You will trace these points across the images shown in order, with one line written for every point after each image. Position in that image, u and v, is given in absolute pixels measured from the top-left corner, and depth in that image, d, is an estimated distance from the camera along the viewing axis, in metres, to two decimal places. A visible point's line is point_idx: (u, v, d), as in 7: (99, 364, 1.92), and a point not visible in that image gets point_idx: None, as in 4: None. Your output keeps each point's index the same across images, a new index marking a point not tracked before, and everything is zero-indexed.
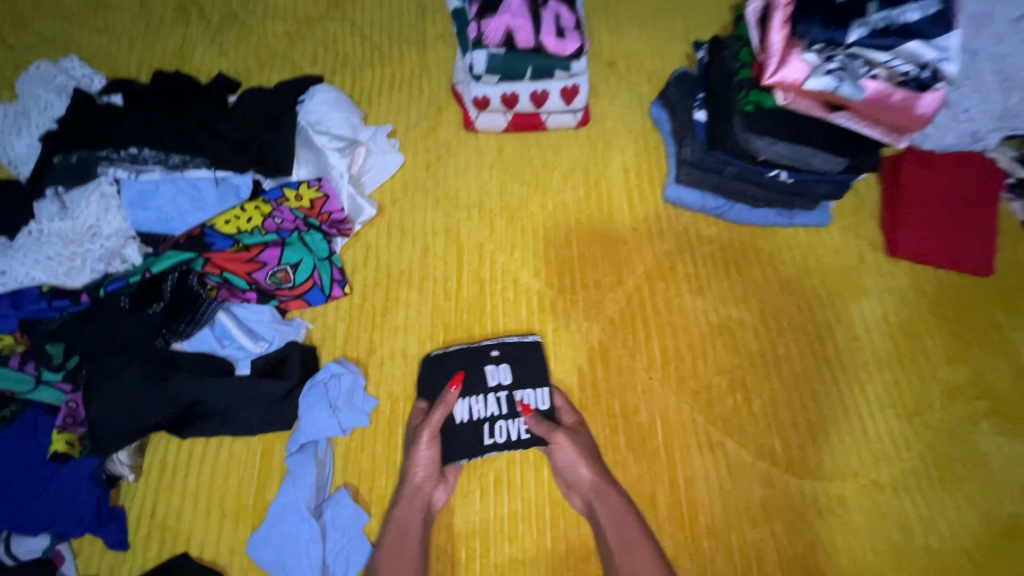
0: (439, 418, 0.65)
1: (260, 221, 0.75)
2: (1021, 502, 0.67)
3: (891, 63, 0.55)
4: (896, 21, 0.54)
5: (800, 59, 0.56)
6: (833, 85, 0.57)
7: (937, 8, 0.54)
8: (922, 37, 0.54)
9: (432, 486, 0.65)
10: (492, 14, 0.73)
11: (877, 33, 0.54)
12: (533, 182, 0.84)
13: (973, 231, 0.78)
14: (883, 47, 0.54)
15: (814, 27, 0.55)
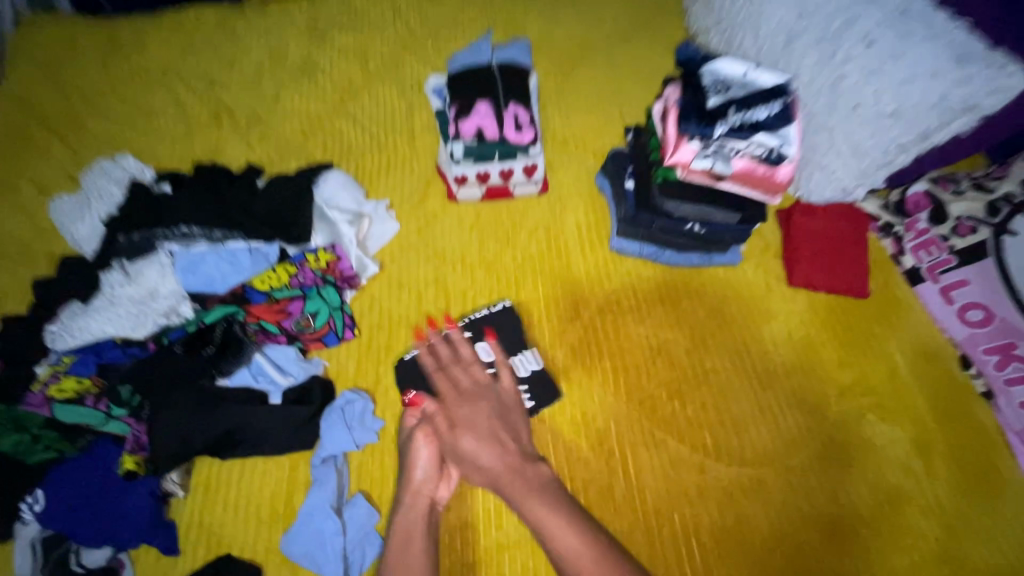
0: (434, 418, 0.80)
1: (287, 279, 0.93)
2: (903, 475, 0.83)
3: (750, 148, 0.78)
4: (748, 120, 0.78)
5: (687, 146, 0.78)
6: (711, 165, 0.79)
7: (778, 109, 0.79)
8: (768, 130, 0.78)
9: (433, 486, 0.78)
10: (466, 116, 0.96)
11: (736, 129, 0.77)
12: (505, 240, 1.05)
13: (846, 263, 1.00)
14: (742, 137, 0.77)
15: (691, 125, 0.77)
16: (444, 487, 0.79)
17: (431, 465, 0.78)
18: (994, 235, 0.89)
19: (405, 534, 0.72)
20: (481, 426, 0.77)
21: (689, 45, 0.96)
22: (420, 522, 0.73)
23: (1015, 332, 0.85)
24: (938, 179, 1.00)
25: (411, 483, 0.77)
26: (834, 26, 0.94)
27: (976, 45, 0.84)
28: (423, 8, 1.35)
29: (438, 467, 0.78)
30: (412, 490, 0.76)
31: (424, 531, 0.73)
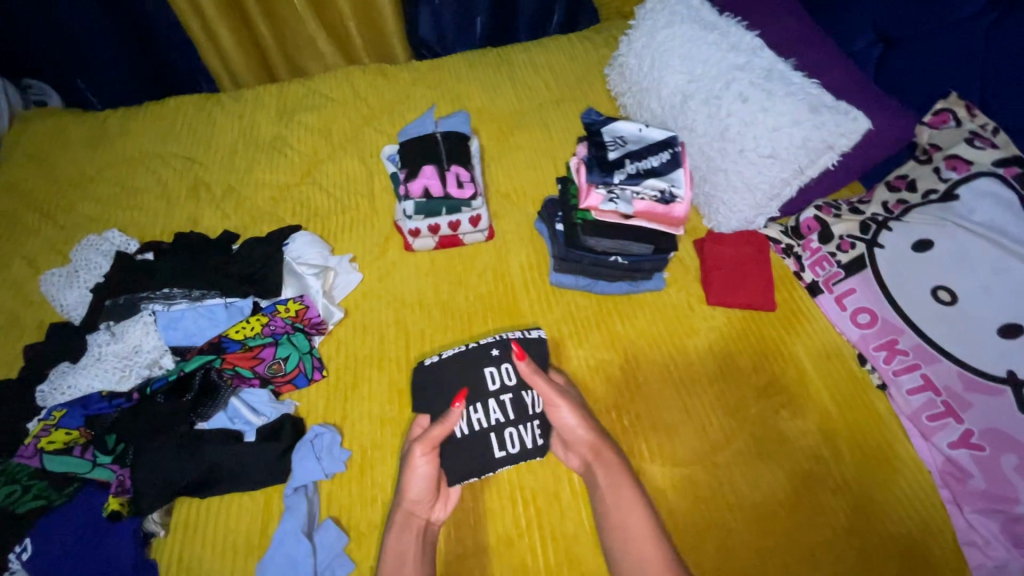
0: (433, 437, 0.89)
1: (260, 328, 1.04)
2: (813, 461, 0.95)
3: (646, 191, 0.95)
4: (644, 169, 0.96)
5: (596, 192, 0.96)
6: (616, 207, 0.95)
7: (667, 158, 0.98)
8: (659, 176, 0.96)
9: (428, 509, 0.89)
10: (415, 177, 1.12)
11: (633, 176, 0.96)
12: (457, 282, 1.18)
13: (754, 282, 1.15)
14: (638, 183, 0.95)
15: (598, 175, 0.95)
16: (440, 507, 0.90)
17: (427, 482, 0.88)
18: (868, 249, 1.06)
19: (398, 557, 0.82)
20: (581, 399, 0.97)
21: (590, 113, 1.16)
22: (412, 542, 0.84)
23: (895, 329, 1.00)
24: (823, 206, 1.16)
25: (403, 508, 0.87)
26: (716, 88, 1.14)
27: (825, 98, 1.05)
28: (379, 88, 1.55)
29: (431, 489, 0.89)
30: (405, 512, 0.87)
31: (416, 554, 0.84)
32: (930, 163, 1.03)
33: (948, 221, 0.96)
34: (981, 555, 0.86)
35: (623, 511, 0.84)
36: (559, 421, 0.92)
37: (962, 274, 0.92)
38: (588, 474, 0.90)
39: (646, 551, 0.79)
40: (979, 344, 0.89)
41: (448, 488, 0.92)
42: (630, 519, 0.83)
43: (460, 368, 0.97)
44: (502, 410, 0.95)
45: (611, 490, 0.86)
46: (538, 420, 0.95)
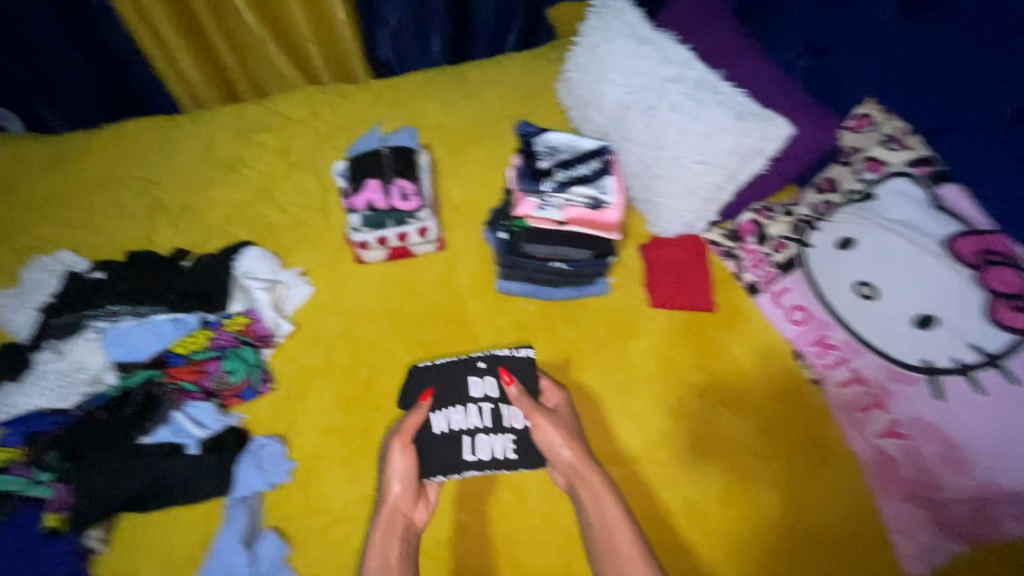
0: (407, 431, 0.95)
1: (205, 342, 1.06)
2: (747, 457, 0.99)
3: (573, 199, 1.04)
4: (572, 177, 1.05)
5: (528, 201, 1.05)
6: (546, 213, 1.05)
7: (596, 166, 1.06)
8: (586, 184, 1.05)
9: (411, 507, 0.91)
10: (358, 192, 1.16)
11: (561, 185, 1.04)
12: (407, 293, 1.21)
13: (692, 284, 1.19)
14: (566, 191, 1.04)
15: (527, 185, 1.05)
16: (422, 510, 0.93)
17: (406, 480, 0.92)
18: (800, 248, 1.10)
19: (382, 560, 0.85)
20: (571, 420, 0.97)
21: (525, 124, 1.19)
22: (394, 544, 0.88)
23: (826, 325, 1.03)
24: (760, 209, 1.20)
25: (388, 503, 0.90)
26: (652, 98, 1.19)
27: (751, 107, 1.10)
28: (336, 105, 1.58)
29: (411, 489, 0.91)
30: (391, 509, 0.90)
31: (398, 554, 0.87)
32: (851, 164, 1.07)
33: (866, 219, 1.00)
34: (909, 542, 0.89)
35: (607, 531, 0.85)
36: (543, 440, 0.94)
37: (881, 268, 0.96)
38: (572, 490, 0.91)
39: (629, 565, 0.82)
40: (900, 336, 0.92)
41: (426, 489, 0.95)
42: (614, 535, 0.85)
43: (444, 377, 1.02)
44: (479, 416, 0.99)
45: (594, 507, 0.88)
46: (513, 433, 0.98)
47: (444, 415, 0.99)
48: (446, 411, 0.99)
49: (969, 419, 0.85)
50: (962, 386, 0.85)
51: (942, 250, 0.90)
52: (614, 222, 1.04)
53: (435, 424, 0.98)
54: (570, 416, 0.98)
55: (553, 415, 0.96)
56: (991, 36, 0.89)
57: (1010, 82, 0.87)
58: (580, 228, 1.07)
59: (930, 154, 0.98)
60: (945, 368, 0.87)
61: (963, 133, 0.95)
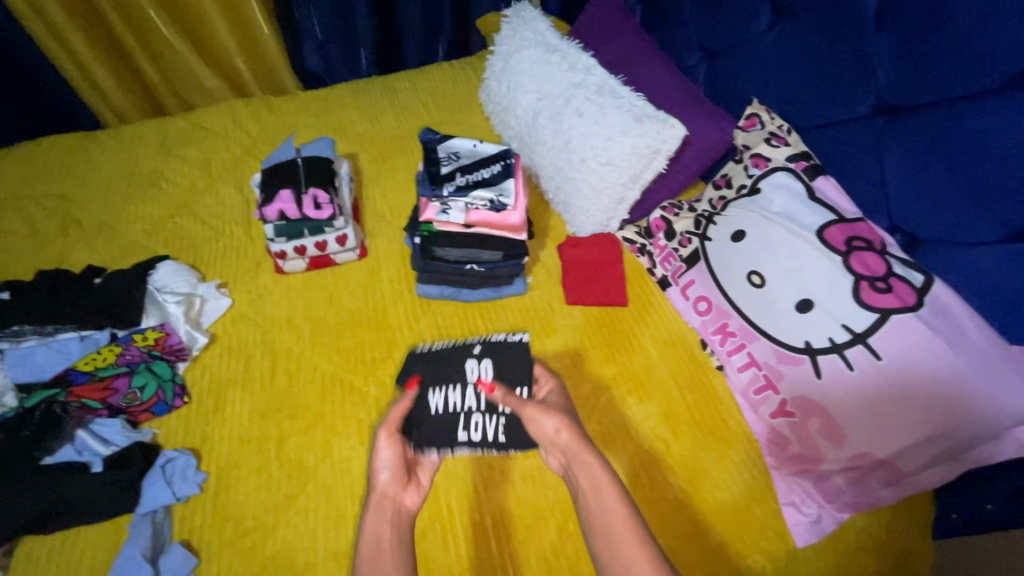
0: (394, 420, 0.88)
1: (113, 358, 1.05)
2: (654, 442, 1.03)
3: (472, 202, 1.09)
4: (473, 181, 1.11)
5: (431, 206, 1.10)
6: (447, 217, 1.09)
7: (497, 171, 1.12)
8: (484, 187, 1.10)
9: (400, 492, 0.85)
10: (270, 203, 1.17)
11: (461, 188, 1.10)
12: (328, 300, 1.22)
13: (607, 281, 1.24)
14: (464, 194, 1.10)
15: (427, 191, 1.12)
16: (413, 494, 0.86)
17: (393, 466, 0.86)
18: (701, 242, 1.15)
19: (374, 551, 0.75)
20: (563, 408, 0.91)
21: (429, 133, 1.21)
22: (387, 529, 0.79)
23: (725, 313, 1.08)
24: (668, 207, 1.26)
25: (376, 489, 0.84)
26: (560, 103, 1.24)
27: (647, 109, 1.17)
28: (262, 118, 1.58)
29: (400, 473, 0.86)
30: (378, 493, 0.83)
31: (392, 541, 0.77)
32: (742, 162, 1.14)
33: (754, 211, 1.06)
34: (798, 513, 0.94)
35: (604, 515, 0.73)
36: (538, 427, 0.85)
37: (768, 257, 1.01)
38: (569, 473, 0.82)
39: (626, 552, 0.69)
40: (785, 320, 0.98)
41: (419, 477, 0.89)
42: (612, 519, 0.73)
43: (444, 360, 1.06)
44: (474, 398, 1.02)
45: (591, 489, 0.76)
46: (504, 417, 1.01)
47: (443, 394, 1.02)
48: (446, 390, 1.03)
49: (845, 395, 0.90)
50: (836, 365, 0.91)
51: (816, 238, 0.97)
52: (516, 222, 1.10)
53: (432, 403, 1.01)
54: (562, 404, 0.93)
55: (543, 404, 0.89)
56: (845, 38, 0.97)
57: (860, 81, 0.96)
58: (485, 229, 1.11)
59: (807, 151, 1.05)
60: (822, 349, 0.93)
61: (831, 130, 1.03)
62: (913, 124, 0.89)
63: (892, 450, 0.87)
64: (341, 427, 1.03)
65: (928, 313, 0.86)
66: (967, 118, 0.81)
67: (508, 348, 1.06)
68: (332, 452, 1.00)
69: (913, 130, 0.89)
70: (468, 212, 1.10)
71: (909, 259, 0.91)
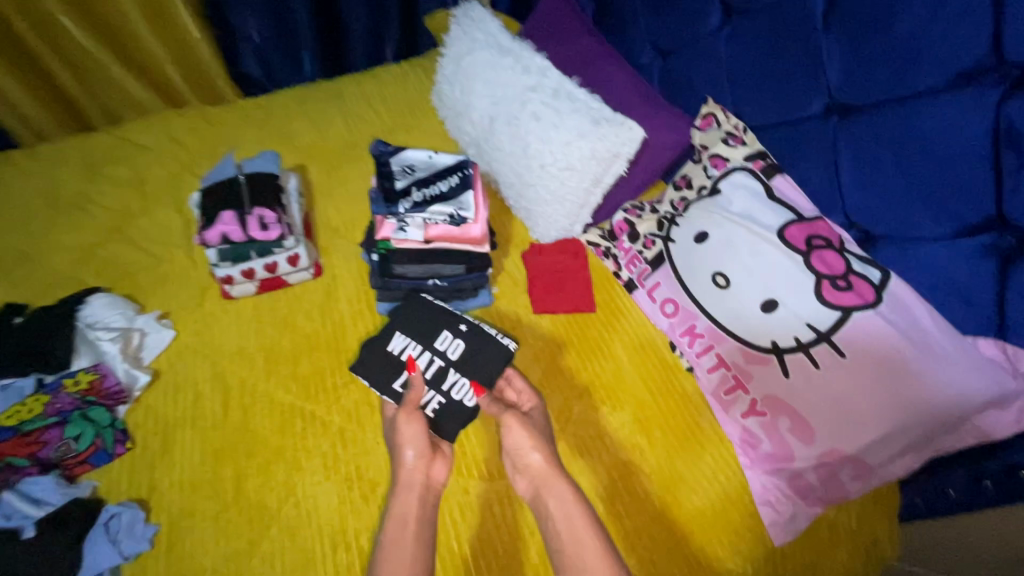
0: (412, 399, 0.96)
1: (40, 409, 0.95)
2: (629, 451, 1.02)
3: (430, 217, 1.03)
4: (430, 196, 1.05)
5: (387, 223, 1.04)
6: (404, 235, 1.03)
7: (455, 183, 1.07)
8: (442, 201, 1.04)
9: (425, 465, 0.91)
10: (211, 227, 1.09)
11: (417, 204, 1.03)
12: (282, 325, 1.15)
13: (572, 286, 1.23)
14: (420, 210, 1.03)
15: (379, 207, 1.04)
16: (439, 466, 0.93)
17: (418, 447, 0.92)
18: (664, 244, 1.15)
19: (401, 522, 0.86)
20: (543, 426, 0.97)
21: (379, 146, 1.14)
22: (414, 506, 0.88)
23: (692, 315, 1.08)
24: (630, 208, 1.25)
25: (404, 469, 0.90)
26: (515, 108, 1.20)
27: (604, 112, 1.15)
28: (199, 130, 1.48)
29: (425, 449, 0.92)
30: (406, 473, 0.89)
31: (417, 517, 0.88)
32: (700, 163, 1.13)
33: (715, 213, 1.06)
34: (774, 513, 0.95)
35: (569, 531, 0.85)
36: (512, 442, 0.92)
37: (731, 259, 1.02)
38: (538, 498, 0.89)
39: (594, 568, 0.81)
40: (751, 321, 0.98)
41: (443, 448, 0.96)
42: (585, 553, 0.82)
43: (422, 317, 1.08)
44: (429, 363, 1.04)
45: (562, 516, 0.86)
46: (440, 398, 1.01)
47: (408, 342, 1.06)
48: (411, 341, 1.06)
49: (812, 394, 0.91)
50: (803, 364, 0.92)
51: (777, 239, 0.97)
52: (478, 235, 1.05)
53: (394, 344, 1.06)
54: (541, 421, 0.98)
55: (524, 416, 0.96)
56: (794, 37, 0.97)
57: (812, 81, 0.96)
58: (445, 243, 1.06)
59: (763, 150, 1.06)
60: (789, 348, 0.94)
61: (787, 129, 1.03)
62: (865, 122, 0.90)
63: (860, 445, 0.88)
64: (304, 462, 0.98)
65: (887, 309, 0.87)
66: (912, 119, 0.83)
67: (480, 337, 1.06)
68: (296, 490, 0.94)
69: (865, 128, 0.90)
70: (427, 227, 1.05)
71: (866, 255, 0.93)
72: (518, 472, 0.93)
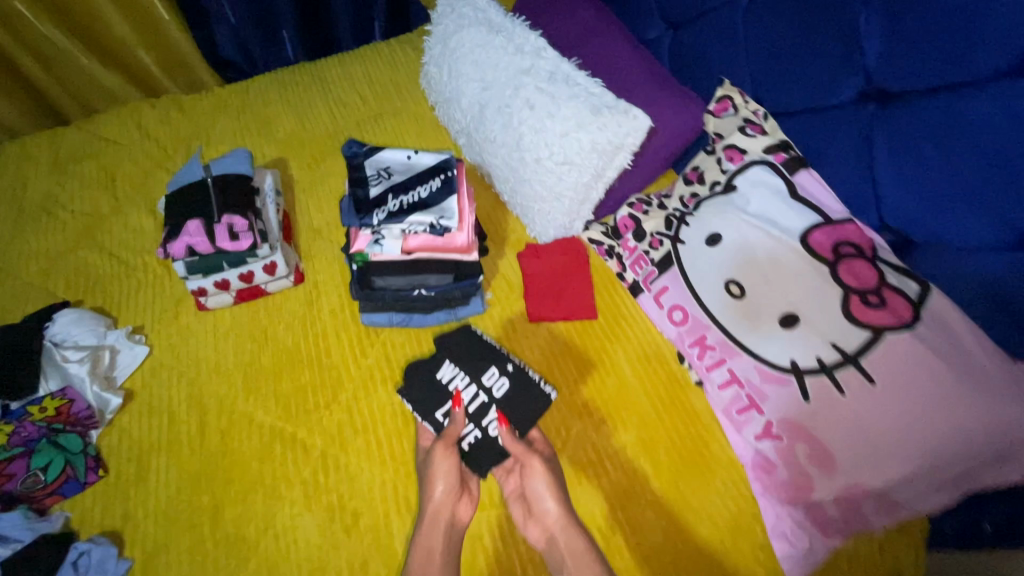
0: (451, 434, 0.94)
1: (5, 439, 0.89)
2: (632, 478, 0.95)
3: (409, 228, 0.92)
4: (408, 203, 0.93)
5: (362, 234, 0.94)
6: (380, 247, 0.94)
7: (438, 186, 0.94)
8: (421, 210, 0.91)
9: (453, 503, 0.89)
10: (175, 238, 0.99)
11: (392, 215, 0.92)
12: (262, 338, 1.08)
13: (572, 291, 1.14)
14: (397, 221, 0.92)
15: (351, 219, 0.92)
16: (466, 504, 0.91)
17: (450, 481, 0.90)
18: (673, 245, 1.04)
19: (427, 551, 0.85)
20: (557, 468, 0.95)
21: (352, 150, 1.02)
22: (439, 541, 0.86)
23: (702, 324, 0.98)
24: (636, 203, 1.14)
25: (431, 502, 0.88)
26: (506, 94, 1.08)
27: (606, 97, 1.02)
28: (173, 123, 1.38)
29: (454, 485, 0.90)
30: (433, 507, 0.88)
31: (443, 549, 0.86)
32: (714, 155, 1.02)
33: (730, 213, 0.95)
34: (790, 547, 0.87)
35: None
36: (534, 489, 0.91)
37: (747, 265, 0.91)
38: (552, 547, 0.87)
39: None
40: (769, 336, 0.88)
41: (471, 484, 0.93)
42: None
43: (466, 348, 1.04)
44: (475, 397, 0.99)
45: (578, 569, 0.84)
46: (478, 434, 0.96)
47: (457, 373, 1.01)
48: (460, 371, 1.01)
49: (836, 421, 0.81)
50: (826, 388, 0.82)
51: (800, 247, 0.86)
52: (463, 244, 0.96)
53: (443, 371, 1.01)
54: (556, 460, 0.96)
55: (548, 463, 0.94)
56: (826, 10, 0.84)
57: (845, 60, 0.83)
58: (427, 254, 0.97)
59: (786, 140, 0.94)
60: (810, 369, 0.84)
61: (813, 115, 0.90)
62: (908, 111, 0.77)
63: (888, 480, 0.79)
64: (283, 490, 0.92)
65: (926, 330, 0.77)
66: (966, 113, 0.71)
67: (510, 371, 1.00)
68: (274, 521, 0.89)
69: (908, 118, 0.77)
70: (405, 237, 0.95)
71: (901, 264, 0.82)
72: (531, 518, 0.90)
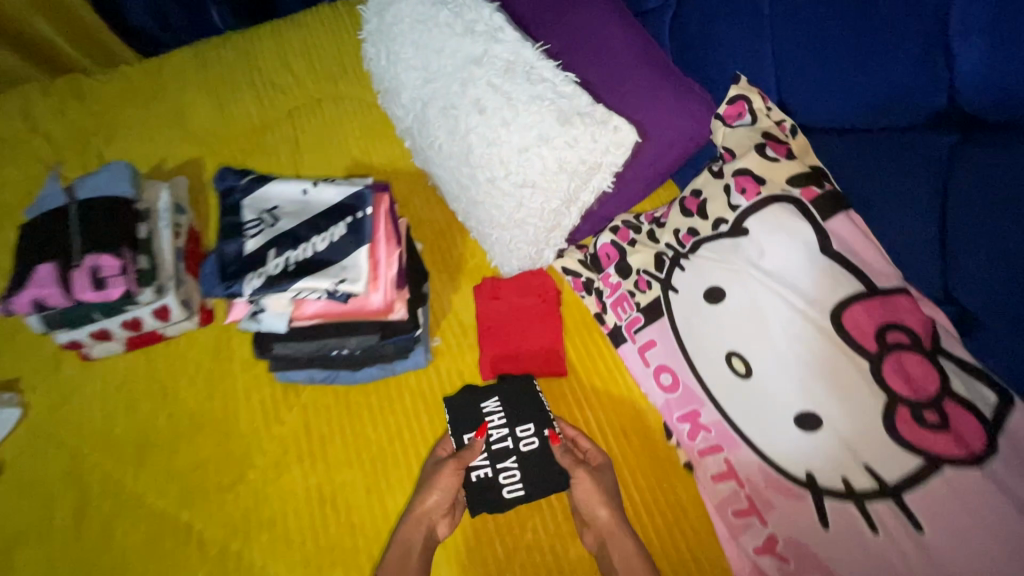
0: (466, 458, 0.79)
1: None
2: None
3: (301, 294, 0.71)
4: (297, 260, 0.71)
5: (242, 303, 0.75)
6: (264, 320, 0.75)
7: (341, 234, 0.72)
8: (314, 273, 0.70)
9: (437, 516, 0.78)
10: (19, 289, 0.78)
11: (275, 278, 0.70)
12: (159, 395, 0.89)
13: (537, 339, 0.93)
14: (281, 286, 0.69)
15: (217, 287, 0.71)
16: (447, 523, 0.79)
17: (445, 493, 0.77)
18: (663, 292, 0.81)
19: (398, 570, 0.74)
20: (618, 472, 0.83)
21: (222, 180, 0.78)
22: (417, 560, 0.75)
23: (695, 398, 0.77)
24: (622, 227, 0.90)
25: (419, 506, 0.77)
26: (452, 92, 0.83)
27: (579, 100, 0.76)
28: (68, 111, 1.14)
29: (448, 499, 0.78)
30: (419, 512, 0.77)
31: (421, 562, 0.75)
32: (722, 178, 0.75)
33: (737, 264, 0.71)
34: None
35: None
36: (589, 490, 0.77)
37: (756, 338, 0.68)
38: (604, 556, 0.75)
39: None
40: (778, 436, 0.67)
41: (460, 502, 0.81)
42: None
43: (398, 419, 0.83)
44: (507, 441, 0.81)
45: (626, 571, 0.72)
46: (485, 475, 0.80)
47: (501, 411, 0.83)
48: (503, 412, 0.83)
49: (860, 561, 0.62)
50: (852, 517, 0.62)
51: (830, 324, 0.63)
52: (378, 305, 0.75)
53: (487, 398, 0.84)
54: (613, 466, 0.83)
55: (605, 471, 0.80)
56: None
57: (923, 66, 0.57)
58: (333, 316, 0.77)
59: (821, 167, 0.69)
60: (833, 490, 0.63)
61: (861, 137, 0.65)
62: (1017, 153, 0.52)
63: None
64: None
65: (1006, 471, 0.54)
66: None
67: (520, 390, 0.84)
68: None
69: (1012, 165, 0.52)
70: (299, 303, 0.76)
71: (976, 364, 0.57)
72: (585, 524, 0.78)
